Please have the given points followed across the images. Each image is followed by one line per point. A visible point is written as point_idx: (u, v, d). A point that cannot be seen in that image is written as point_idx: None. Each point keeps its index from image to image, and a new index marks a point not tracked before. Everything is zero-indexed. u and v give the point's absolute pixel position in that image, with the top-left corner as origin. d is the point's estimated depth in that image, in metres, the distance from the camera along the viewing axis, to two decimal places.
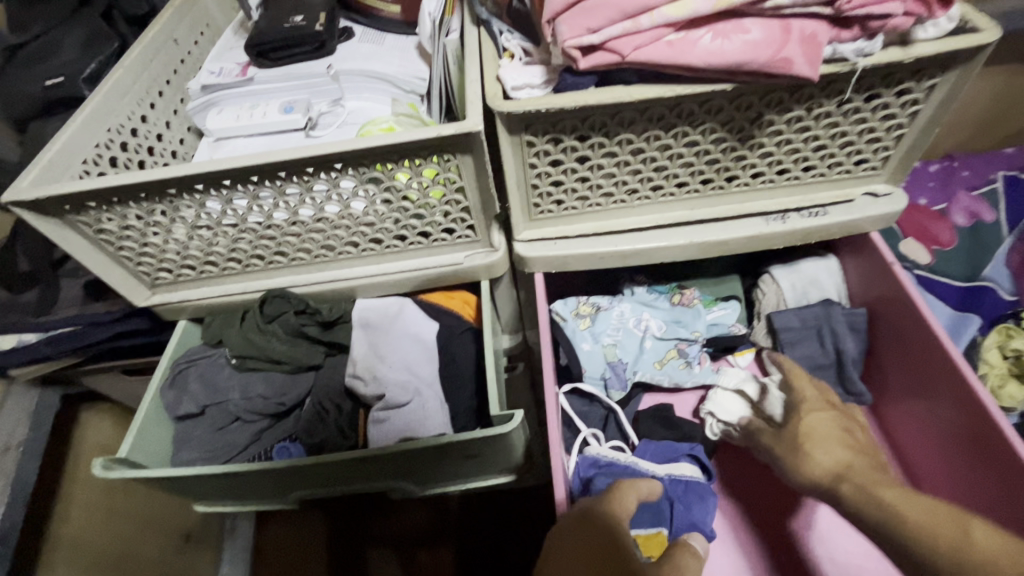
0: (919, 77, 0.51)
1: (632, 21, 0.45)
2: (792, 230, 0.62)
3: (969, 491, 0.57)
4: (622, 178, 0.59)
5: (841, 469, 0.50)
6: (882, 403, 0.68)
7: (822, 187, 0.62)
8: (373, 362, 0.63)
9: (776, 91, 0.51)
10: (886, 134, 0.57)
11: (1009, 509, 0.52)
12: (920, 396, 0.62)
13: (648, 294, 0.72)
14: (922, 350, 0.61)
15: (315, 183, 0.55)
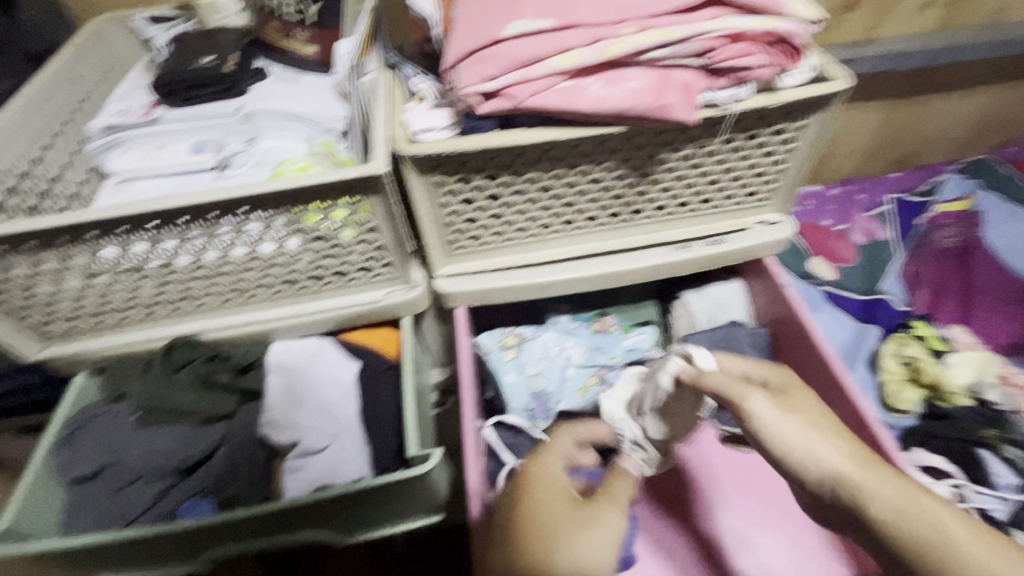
0: (791, 118, 0.57)
1: (525, 70, 0.48)
2: (696, 257, 0.67)
3: None
4: (533, 214, 0.61)
5: (850, 465, 0.42)
6: None
7: (720, 218, 0.67)
8: (291, 408, 0.61)
9: (666, 131, 0.55)
10: (769, 168, 0.62)
11: None
12: None
13: (570, 322, 0.75)
14: (815, 373, 0.66)
15: (219, 227, 0.54)
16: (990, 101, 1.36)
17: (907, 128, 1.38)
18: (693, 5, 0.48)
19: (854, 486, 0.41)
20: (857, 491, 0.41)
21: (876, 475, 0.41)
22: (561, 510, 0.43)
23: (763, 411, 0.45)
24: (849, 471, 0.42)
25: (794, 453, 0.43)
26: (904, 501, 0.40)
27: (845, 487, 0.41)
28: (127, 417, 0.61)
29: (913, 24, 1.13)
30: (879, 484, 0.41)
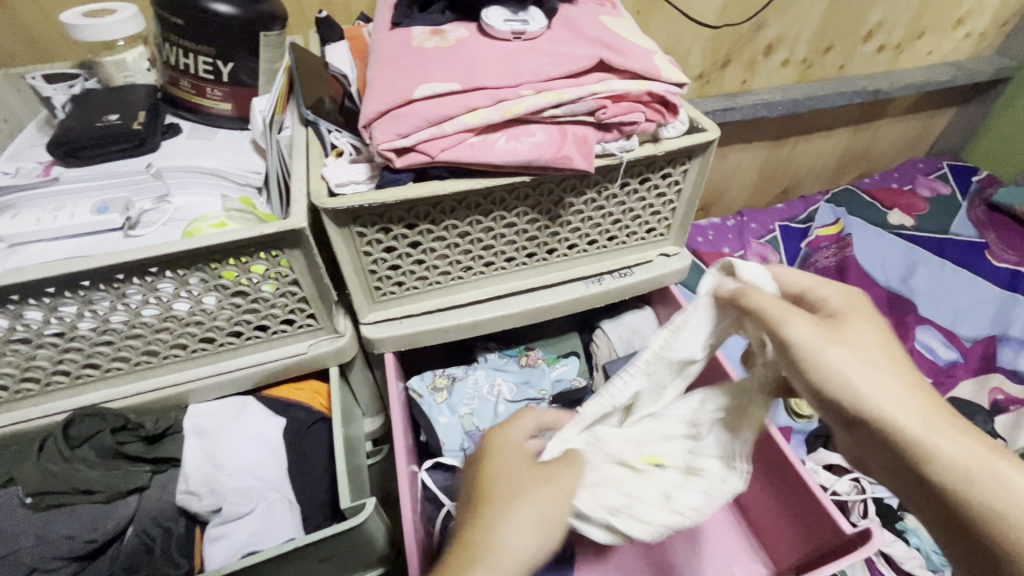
0: (674, 164, 0.65)
1: (435, 127, 0.52)
2: (608, 289, 0.73)
3: (775, 504, 0.70)
4: (455, 258, 0.64)
5: (916, 415, 0.41)
6: None
7: (626, 252, 0.73)
8: (212, 472, 0.58)
9: (569, 179, 0.61)
10: (663, 207, 0.70)
11: (804, 517, 0.65)
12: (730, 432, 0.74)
13: (499, 358, 0.78)
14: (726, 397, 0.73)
15: (127, 289, 0.52)
16: (848, 140, 1.60)
17: (786, 164, 1.58)
18: (581, 70, 0.55)
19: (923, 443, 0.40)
20: (918, 447, 0.40)
21: (942, 426, 0.40)
22: (520, 469, 0.46)
23: (804, 336, 0.43)
24: (912, 424, 0.40)
25: (858, 392, 0.42)
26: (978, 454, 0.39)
27: (910, 444, 0.40)
28: (18, 503, 0.55)
29: (777, 78, 1.32)
30: (948, 440, 0.40)
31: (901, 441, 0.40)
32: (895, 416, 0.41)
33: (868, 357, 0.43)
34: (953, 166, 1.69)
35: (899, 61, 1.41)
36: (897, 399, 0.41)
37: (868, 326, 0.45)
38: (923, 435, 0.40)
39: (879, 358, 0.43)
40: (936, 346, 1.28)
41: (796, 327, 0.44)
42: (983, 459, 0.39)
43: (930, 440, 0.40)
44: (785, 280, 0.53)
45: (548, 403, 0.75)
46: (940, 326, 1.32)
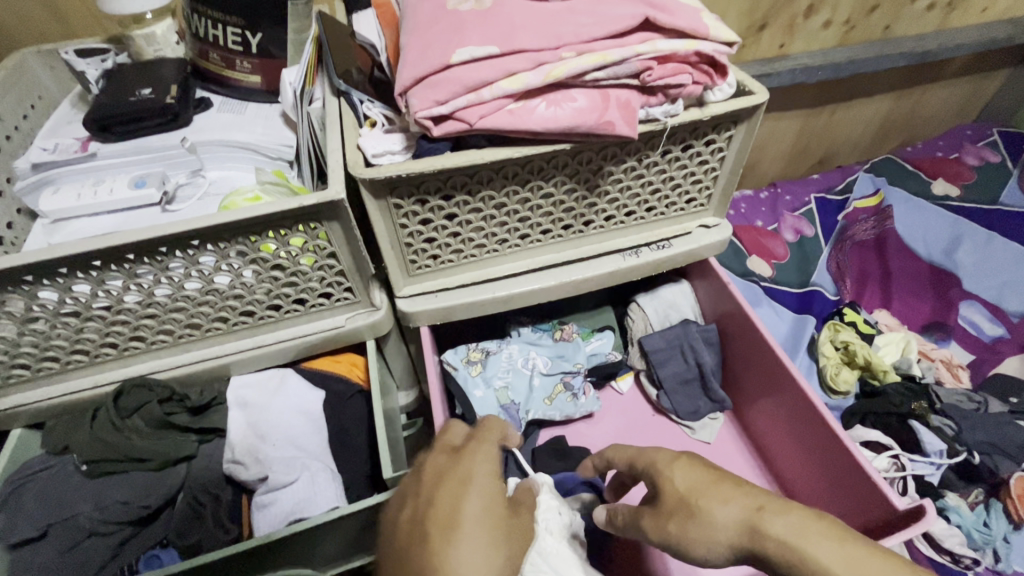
0: (719, 129, 0.62)
1: (474, 93, 0.51)
2: (645, 262, 0.72)
3: (810, 474, 0.66)
4: (490, 230, 0.64)
5: (744, 536, 0.39)
6: (742, 406, 0.76)
7: (664, 224, 0.72)
8: (255, 444, 0.59)
9: (610, 146, 0.59)
10: (705, 175, 0.68)
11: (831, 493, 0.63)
12: (770, 396, 0.70)
13: (533, 333, 0.76)
14: (763, 361, 0.70)
15: (170, 263, 0.52)
16: (891, 106, 1.51)
17: (824, 132, 1.51)
18: (625, 30, 0.52)
19: (791, 564, 0.37)
20: (798, 557, 0.37)
21: (762, 521, 0.39)
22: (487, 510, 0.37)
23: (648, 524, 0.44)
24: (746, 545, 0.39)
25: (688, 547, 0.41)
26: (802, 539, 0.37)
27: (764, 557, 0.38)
28: (75, 470, 0.57)
29: (818, 41, 1.25)
30: (783, 529, 0.38)
31: (773, 555, 0.38)
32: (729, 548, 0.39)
33: (701, 492, 0.42)
34: (1004, 133, 1.59)
35: (951, 19, 1.32)
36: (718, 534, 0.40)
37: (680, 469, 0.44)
38: (781, 539, 0.37)
39: (703, 502, 0.41)
40: (980, 321, 1.27)
41: (677, 478, 0.44)
42: (841, 548, 0.36)
43: (781, 550, 0.37)
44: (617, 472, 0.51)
45: (583, 375, 0.74)
46: (986, 301, 1.29)
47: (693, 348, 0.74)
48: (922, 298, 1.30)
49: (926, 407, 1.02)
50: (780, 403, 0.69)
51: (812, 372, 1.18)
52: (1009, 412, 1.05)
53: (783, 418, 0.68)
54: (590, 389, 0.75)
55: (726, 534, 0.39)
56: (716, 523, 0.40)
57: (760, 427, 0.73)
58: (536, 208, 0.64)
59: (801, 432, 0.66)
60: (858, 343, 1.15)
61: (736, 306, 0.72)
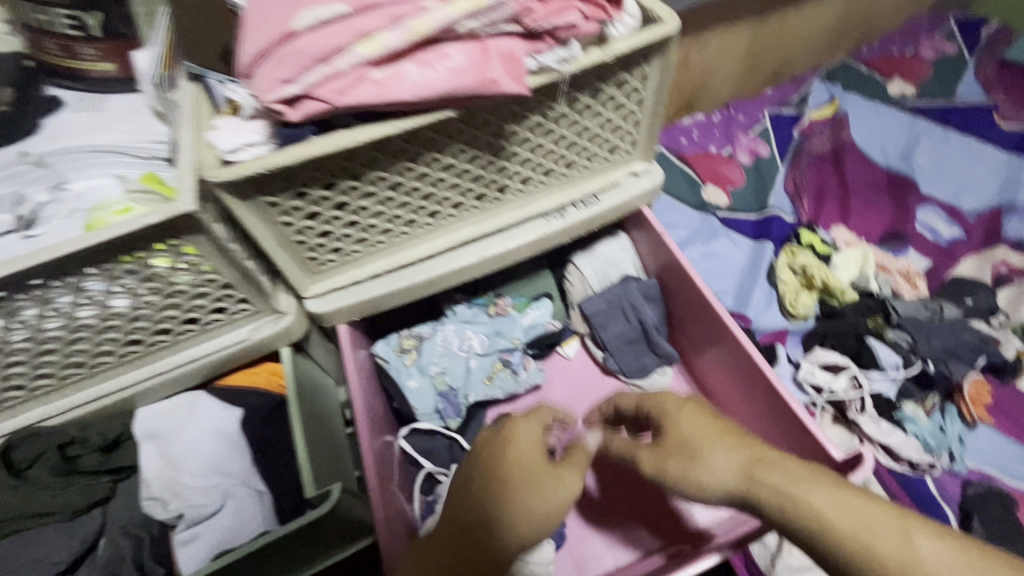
0: (630, 68, 0.55)
1: (327, 65, 0.43)
2: (573, 222, 0.66)
3: (759, 423, 0.65)
4: (393, 213, 0.58)
5: (738, 481, 0.49)
6: (691, 358, 0.73)
7: (589, 177, 0.66)
8: (173, 476, 0.56)
9: (507, 105, 0.52)
10: (625, 120, 0.62)
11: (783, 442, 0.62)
12: (715, 346, 0.67)
13: (468, 310, 0.72)
14: (702, 312, 0.67)
15: (17, 306, 0.46)
16: (843, 4, 1.42)
17: (775, 42, 1.41)
18: None
19: (782, 505, 0.46)
20: (792, 501, 0.46)
21: (764, 472, 0.48)
22: (530, 466, 0.52)
23: (650, 463, 0.55)
24: (740, 487, 0.49)
25: (694, 486, 0.51)
26: (796, 483, 0.46)
27: (756, 501, 0.48)
28: None
29: None
30: (780, 478, 0.47)
31: (765, 501, 0.47)
32: (726, 486, 0.49)
33: (709, 440, 0.52)
34: (960, 21, 1.52)
35: None
36: (716, 473, 0.50)
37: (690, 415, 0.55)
38: (776, 487, 0.47)
39: (705, 449, 0.52)
40: (937, 224, 1.25)
41: (684, 422, 0.55)
42: (833, 494, 0.45)
43: (772, 493, 0.47)
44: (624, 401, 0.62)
45: (521, 350, 0.71)
46: (942, 203, 1.27)
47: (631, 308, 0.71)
48: (880, 207, 1.28)
49: (881, 322, 1.03)
50: (726, 355, 0.66)
51: (771, 299, 1.16)
52: (963, 316, 1.06)
53: (731, 369, 0.66)
54: (534, 364, 0.72)
55: (723, 475, 0.50)
56: (717, 467, 0.50)
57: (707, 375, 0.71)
58: (440, 184, 0.57)
59: (748, 381, 0.64)
60: (816, 266, 1.13)
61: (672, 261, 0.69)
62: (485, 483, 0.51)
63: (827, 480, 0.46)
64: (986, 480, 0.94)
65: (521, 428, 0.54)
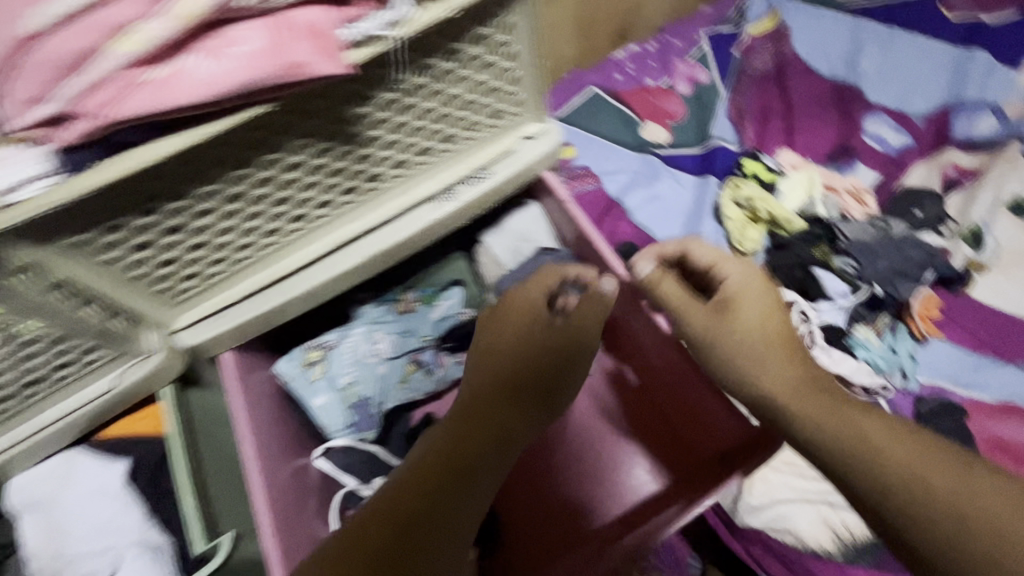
0: (487, 20, 0.50)
1: (94, 73, 0.39)
2: (464, 203, 0.62)
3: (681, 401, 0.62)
4: (251, 223, 0.54)
5: (791, 381, 0.62)
6: None
7: (474, 149, 0.62)
8: (59, 545, 0.64)
9: (339, 86, 0.47)
10: (501, 81, 0.57)
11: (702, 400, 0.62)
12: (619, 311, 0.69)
13: (375, 311, 0.68)
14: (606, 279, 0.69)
15: None
16: None
17: None
18: None
19: (830, 428, 0.57)
20: (873, 451, 0.55)
21: (855, 419, 0.57)
22: (548, 338, 0.62)
23: (702, 335, 0.69)
24: (785, 400, 0.61)
25: (741, 380, 0.64)
26: (850, 428, 0.57)
27: (790, 410, 0.60)
28: None
29: None
30: (881, 436, 0.55)
31: (809, 414, 0.59)
32: (768, 394, 0.62)
33: (772, 332, 0.65)
34: None
35: None
36: (769, 369, 0.63)
37: (756, 304, 0.68)
38: (835, 399, 0.60)
39: (742, 305, 0.68)
40: (886, 133, 1.19)
41: (732, 279, 0.70)
42: (913, 449, 0.54)
43: (820, 409, 0.59)
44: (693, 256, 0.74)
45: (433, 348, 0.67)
46: (890, 110, 1.21)
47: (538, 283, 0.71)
48: (825, 122, 1.22)
49: (828, 249, 0.99)
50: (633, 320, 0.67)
51: (719, 238, 1.12)
52: (910, 229, 1.03)
53: None
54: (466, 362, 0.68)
55: (776, 368, 0.63)
56: (778, 371, 0.63)
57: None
58: (293, 184, 0.53)
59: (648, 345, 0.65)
60: (761, 197, 1.08)
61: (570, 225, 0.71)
62: (494, 335, 0.64)
63: (914, 437, 0.55)
64: (938, 393, 0.93)
65: (515, 294, 0.66)
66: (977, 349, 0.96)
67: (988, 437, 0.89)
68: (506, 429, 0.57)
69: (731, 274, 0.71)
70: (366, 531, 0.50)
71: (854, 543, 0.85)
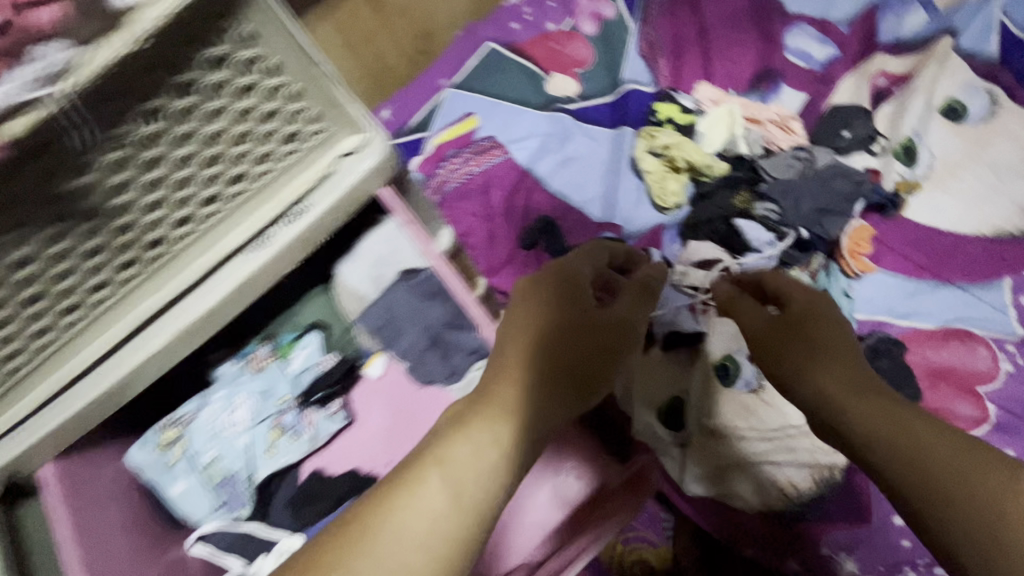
0: (215, 35, 0.52)
1: None
2: (282, 242, 0.67)
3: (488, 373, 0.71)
4: (77, 293, 0.61)
5: (834, 389, 0.59)
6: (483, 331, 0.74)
7: (285, 184, 0.66)
8: None
9: (60, 149, 0.50)
10: (279, 103, 0.59)
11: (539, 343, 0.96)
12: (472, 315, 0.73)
13: (234, 372, 0.85)
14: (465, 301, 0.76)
15: None
16: None
17: None
18: None
19: (878, 417, 0.54)
20: (913, 443, 0.50)
21: (904, 420, 0.53)
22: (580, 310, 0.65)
23: (756, 333, 0.71)
24: (832, 399, 0.58)
25: (792, 369, 0.64)
26: (906, 417, 0.53)
27: (829, 395, 0.59)
28: None
29: None
30: (933, 434, 0.50)
31: (831, 390, 0.59)
32: (823, 389, 0.60)
33: (838, 349, 0.65)
34: None
35: None
36: (819, 376, 0.61)
37: (823, 322, 0.68)
38: (894, 402, 0.56)
39: (810, 321, 0.68)
40: (809, 47, 1.09)
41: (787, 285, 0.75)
42: (975, 458, 0.48)
43: (863, 401, 0.56)
44: (770, 280, 0.77)
45: (292, 411, 0.83)
46: (812, 19, 1.10)
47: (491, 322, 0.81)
48: (744, 43, 1.10)
49: (748, 195, 0.93)
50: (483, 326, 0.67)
51: (641, 195, 1.03)
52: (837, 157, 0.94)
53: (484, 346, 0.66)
54: (342, 408, 0.85)
55: (824, 381, 0.60)
56: (841, 373, 0.62)
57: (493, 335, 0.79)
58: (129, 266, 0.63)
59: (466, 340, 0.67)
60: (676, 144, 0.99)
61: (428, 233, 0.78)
62: (523, 305, 0.65)
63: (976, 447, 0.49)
64: (877, 328, 0.89)
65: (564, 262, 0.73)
66: (913, 274, 0.91)
67: (928, 367, 0.86)
68: (560, 401, 0.58)
69: (794, 294, 0.73)
70: (493, 403, 0.55)
71: (798, 497, 0.84)
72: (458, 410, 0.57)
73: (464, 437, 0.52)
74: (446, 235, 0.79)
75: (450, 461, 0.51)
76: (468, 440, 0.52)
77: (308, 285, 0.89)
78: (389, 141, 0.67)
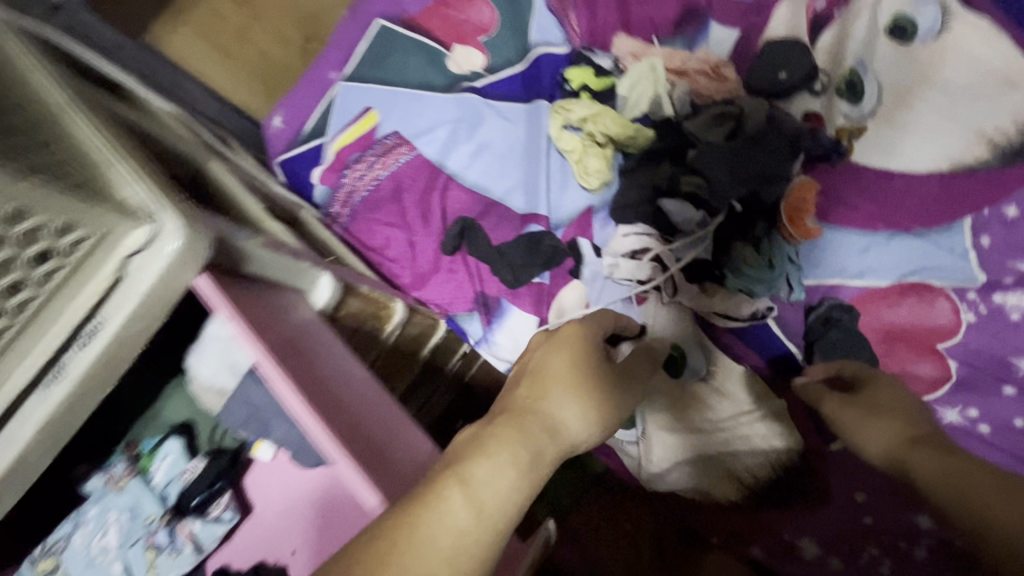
0: None
1: None
2: (77, 384, 0.43)
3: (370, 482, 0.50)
4: None
5: (897, 445, 0.63)
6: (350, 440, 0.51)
7: (60, 304, 0.41)
8: None
9: None
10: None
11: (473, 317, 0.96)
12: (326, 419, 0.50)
13: (98, 487, 0.62)
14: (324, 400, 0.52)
15: None
16: None
17: None
18: None
19: (943, 473, 0.56)
20: (977, 499, 0.52)
21: (967, 472, 0.55)
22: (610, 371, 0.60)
23: (817, 397, 0.73)
24: (900, 458, 0.61)
25: (853, 428, 0.67)
26: (974, 470, 0.55)
27: (900, 458, 0.61)
28: None
29: None
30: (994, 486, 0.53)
31: (900, 459, 0.61)
32: (889, 448, 0.63)
33: (887, 406, 0.67)
34: None
35: None
36: (880, 437, 0.64)
37: (886, 389, 0.70)
38: (955, 454, 0.58)
39: (866, 385, 0.71)
40: None
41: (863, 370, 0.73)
42: None
43: (929, 457, 0.59)
44: (844, 368, 0.74)
45: (164, 525, 0.60)
46: None
47: (386, 399, 0.61)
48: None
49: (673, 172, 0.85)
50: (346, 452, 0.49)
51: (566, 177, 0.93)
52: (772, 107, 0.84)
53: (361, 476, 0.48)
54: (234, 500, 0.61)
55: (879, 437, 0.64)
56: (883, 427, 0.65)
57: (381, 420, 0.57)
58: None
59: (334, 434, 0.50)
60: (592, 119, 0.89)
61: (299, 289, 0.62)
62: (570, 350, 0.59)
63: None
64: (827, 293, 0.82)
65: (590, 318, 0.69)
66: (866, 228, 0.82)
67: (882, 327, 0.80)
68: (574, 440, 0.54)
69: (845, 367, 0.74)
70: (506, 424, 0.51)
71: (758, 486, 0.80)
72: (470, 433, 0.52)
73: (484, 455, 0.48)
74: (328, 283, 0.64)
75: (475, 479, 0.46)
76: (491, 460, 0.47)
77: (156, 383, 0.68)
78: (191, 218, 0.43)
